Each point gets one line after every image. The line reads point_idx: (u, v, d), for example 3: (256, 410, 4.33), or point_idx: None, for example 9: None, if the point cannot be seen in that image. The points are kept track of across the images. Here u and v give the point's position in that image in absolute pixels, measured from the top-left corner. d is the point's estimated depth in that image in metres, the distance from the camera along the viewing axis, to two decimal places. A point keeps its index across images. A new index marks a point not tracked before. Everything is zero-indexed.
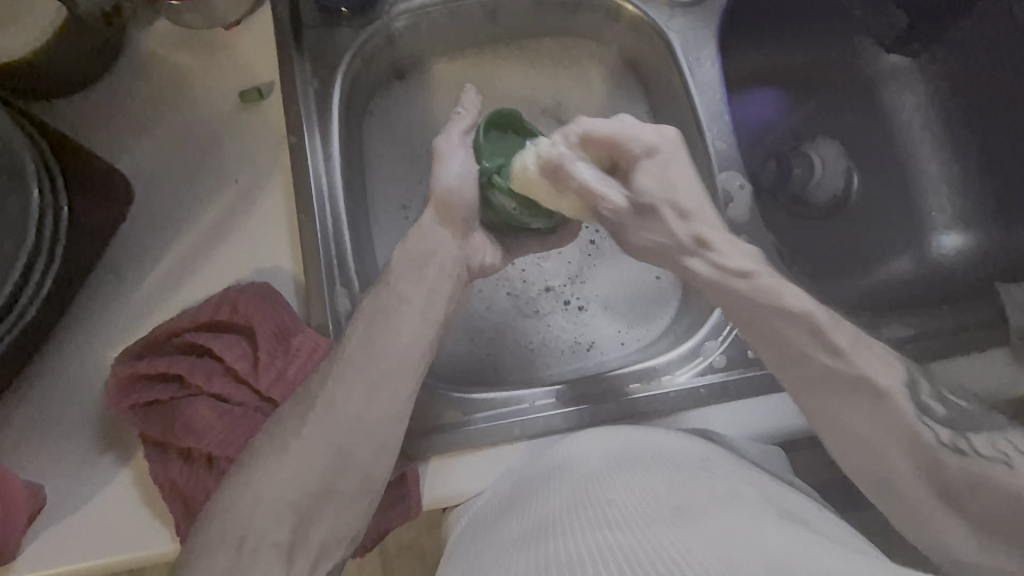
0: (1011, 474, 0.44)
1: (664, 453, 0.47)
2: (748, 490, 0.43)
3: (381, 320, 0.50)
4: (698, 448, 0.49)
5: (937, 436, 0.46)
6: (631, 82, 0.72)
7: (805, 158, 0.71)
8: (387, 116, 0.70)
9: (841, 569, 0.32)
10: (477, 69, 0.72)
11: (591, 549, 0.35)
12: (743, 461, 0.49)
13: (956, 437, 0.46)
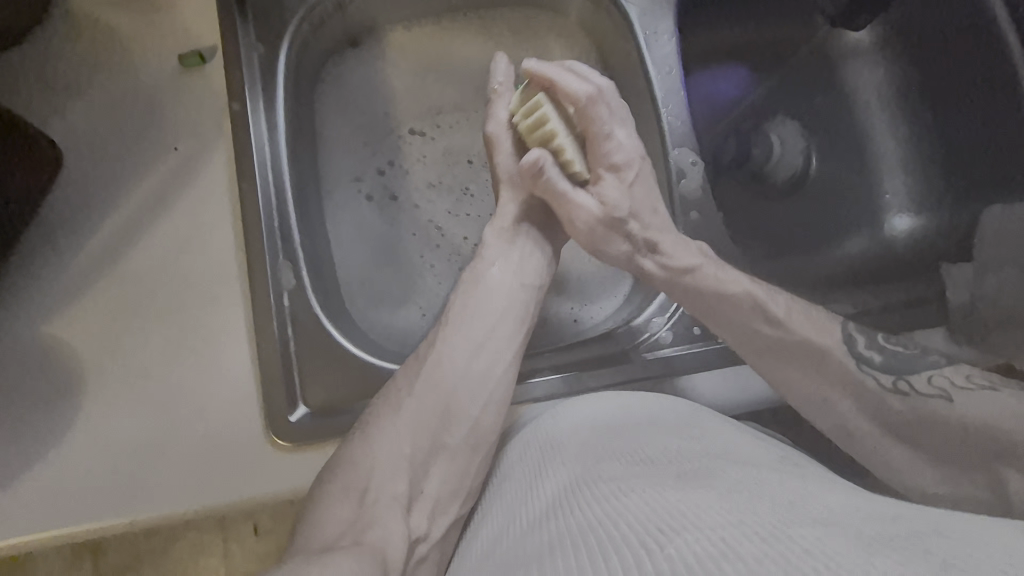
0: (954, 406, 0.45)
1: (654, 415, 0.48)
2: (742, 443, 0.43)
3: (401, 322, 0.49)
4: (682, 409, 0.49)
5: (879, 381, 0.48)
6: (592, 57, 0.70)
7: (766, 137, 0.72)
8: (340, 85, 0.68)
9: (849, 512, 0.33)
10: (435, 38, 0.70)
11: (606, 526, 0.33)
12: (728, 423, 0.49)
13: (897, 379, 0.48)
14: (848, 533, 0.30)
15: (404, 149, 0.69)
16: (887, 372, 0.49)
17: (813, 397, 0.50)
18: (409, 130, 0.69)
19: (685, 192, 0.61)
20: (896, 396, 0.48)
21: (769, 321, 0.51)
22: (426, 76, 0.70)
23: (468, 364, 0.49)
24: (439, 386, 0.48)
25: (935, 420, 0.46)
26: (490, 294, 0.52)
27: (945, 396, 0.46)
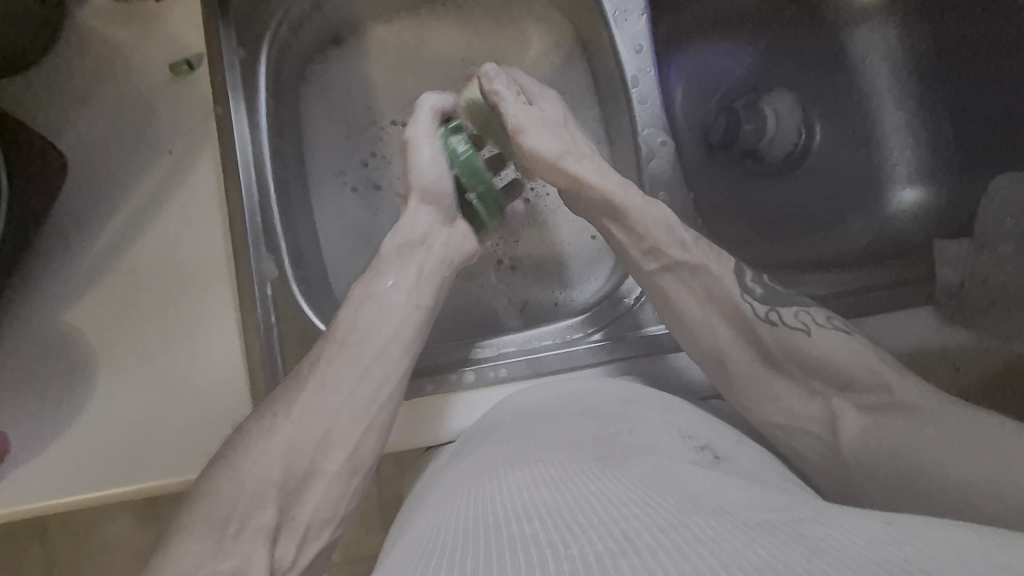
0: (809, 339, 0.49)
1: (586, 407, 0.47)
2: (666, 429, 0.43)
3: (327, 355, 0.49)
4: (624, 392, 0.49)
5: (755, 309, 0.50)
6: (568, 38, 0.71)
7: (759, 114, 0.69)
8: (325, 82, 0.71)
9: (747, 500, 0.33)
10: (414, 32, 0.73)
11: (511, 505, 0.34)
12: (690, 405, 0.49)
13: (771, 310, 0.50)
14: (729, 513, 0.30)
15: (385, 141, 0.72)
16: (762, 303, 0.51)
17: (700, 324, 0.51)
18: (391, 122, 0.72)
19: (652, 172, 0.61)
20: (767, 325, 0.50)
21: (648, 253, 0.52)
22: (405, 69, 0.73)
23: (342, 399, 0.47)
24: (314, 417, 0.46)
25: (798, 355, 0.49)
26: (377, 329, 0.50)
27: (806, 331, 0.49)
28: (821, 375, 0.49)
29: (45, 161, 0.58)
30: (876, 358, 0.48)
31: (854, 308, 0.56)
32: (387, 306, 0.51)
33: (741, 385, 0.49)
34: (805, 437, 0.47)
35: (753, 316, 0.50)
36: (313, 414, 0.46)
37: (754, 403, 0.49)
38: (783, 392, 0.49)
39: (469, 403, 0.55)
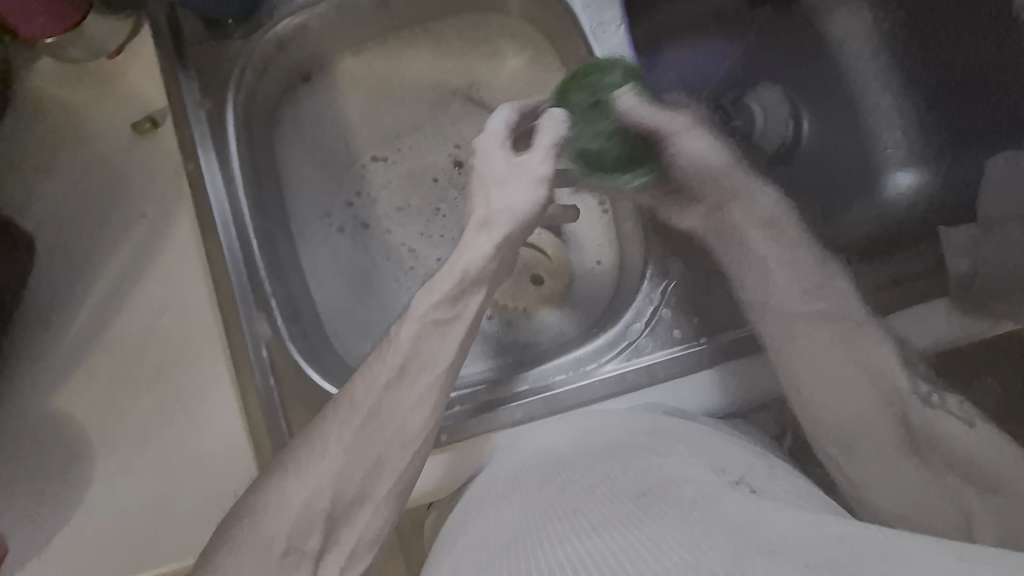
0: (966, 431, 0.47)
1: (612, 441, 0.45)
2: (697, 463, 0.42)
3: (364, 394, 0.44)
4: (647, 422, 0.48)
5: (915, 386, 0.49)
6: (547, 52, 0.68)
7: (746, 109, 0.67)
8: (297, 122, 0.68)
9: (796, 528, 0.31)
10: (385, 61, 0.70)
11: (552, 560, 0.32)
12: (721, 435, 0.48)
13: (932, 391, 0.49)
14: (782, 548, 0.28)
15: (367, 177, 0.69)
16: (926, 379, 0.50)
17: (886, 360, 0.49)
18: (371, 158, 0.69)
19: (651, 188, 0.59)
20: (923, 404, 0.49)
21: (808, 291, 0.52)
22: (379, 100, 0.70)
23: (357, 460, 0.42)
24: (340, 480, 0.42)
25: (937, 444, 0.47)
26: (412, 380, 0.44)
27: (965, 420, 0.48)
28: (952, 464, 0.46)
29: (10, 251, 0.54)
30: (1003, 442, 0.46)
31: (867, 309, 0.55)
32: (416, 355, 0.44)
33: (822, 396, 0.49)
34: (934, 511, 0.44)
35: (912, 393, 0.49)
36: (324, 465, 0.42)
37: (841, 452, 0.48)
38: (905, 470, 0.47)
39: (492, 449, 0.53)
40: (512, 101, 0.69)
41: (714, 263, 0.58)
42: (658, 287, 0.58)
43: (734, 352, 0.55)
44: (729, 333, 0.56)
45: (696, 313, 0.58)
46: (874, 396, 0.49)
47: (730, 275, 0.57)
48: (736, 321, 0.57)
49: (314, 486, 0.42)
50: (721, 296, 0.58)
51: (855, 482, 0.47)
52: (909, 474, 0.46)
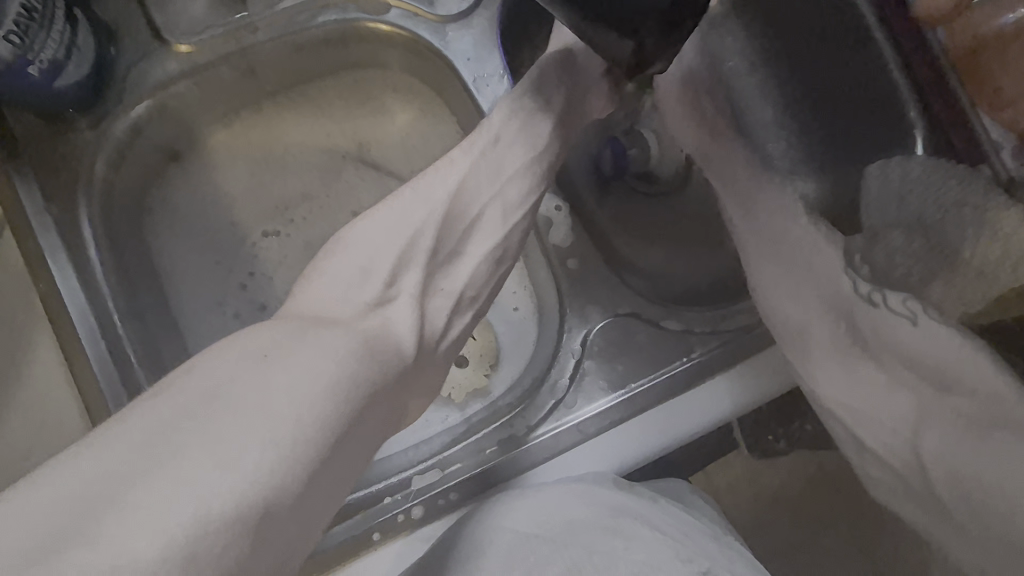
0: (916, 328, 0.42)
1: (571, 520, 0.45)
2: (659, 555, 0.44)
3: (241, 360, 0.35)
4: (613, 502, 0.47)
5: (857, 287, 0.47)
6: (435, 104, 0.65)
7: (637, 138, 0.67)
8: (167, 207, 0.61)
9: None
10: (262, 128, 0.64)
11: None
12: (677, 512, 0.48)
13: (873, 290, 0.46)
14: None
15: (260, 255, 0.62)
16: (867, 281, 0.47)
17: (826, 260, 0.49)
18: (262, 234, 0.63)
19: (555, 241, 0.60)
20: (868, 307, 0.46)
21: (743, 204, 0.54)
22: (262, 171, 0.64)
23: (421, 215, 0.45)
24: (413, 206, 0.46)
25: (885, 338, 0.44)
26: (480, 226, 0.49)
27: (911, 318, 0.43)
28: (923, 371, 0.41)
29: None
30: (981, 356, 0.39)
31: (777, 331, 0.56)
32: (467, 185, 0.48)
33: (817, 363, 0.47)
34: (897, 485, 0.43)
35: (856, 296, 0.47)
36: (404, 206, 0.46)
37: (819, 372, 0.46)
38: (864, 367, 0.44)
39: (425, 536, 0.51)
40: (407, 159, 0.66)
41: (631, 307, 0.57)
42: (579, 339, 0.57)
43: (661, 392, 0.55)
44: (652, 377, 0.55)
45: (620, 359, 0.56)
46: (823, 306, 0.48)
47: (643, 317, 0.57)
48: (660, 362, 0.56)
49: (305, 342, 0.36)
50: (642, 339, 0.56)
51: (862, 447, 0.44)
52: (874, 376, 0.44)
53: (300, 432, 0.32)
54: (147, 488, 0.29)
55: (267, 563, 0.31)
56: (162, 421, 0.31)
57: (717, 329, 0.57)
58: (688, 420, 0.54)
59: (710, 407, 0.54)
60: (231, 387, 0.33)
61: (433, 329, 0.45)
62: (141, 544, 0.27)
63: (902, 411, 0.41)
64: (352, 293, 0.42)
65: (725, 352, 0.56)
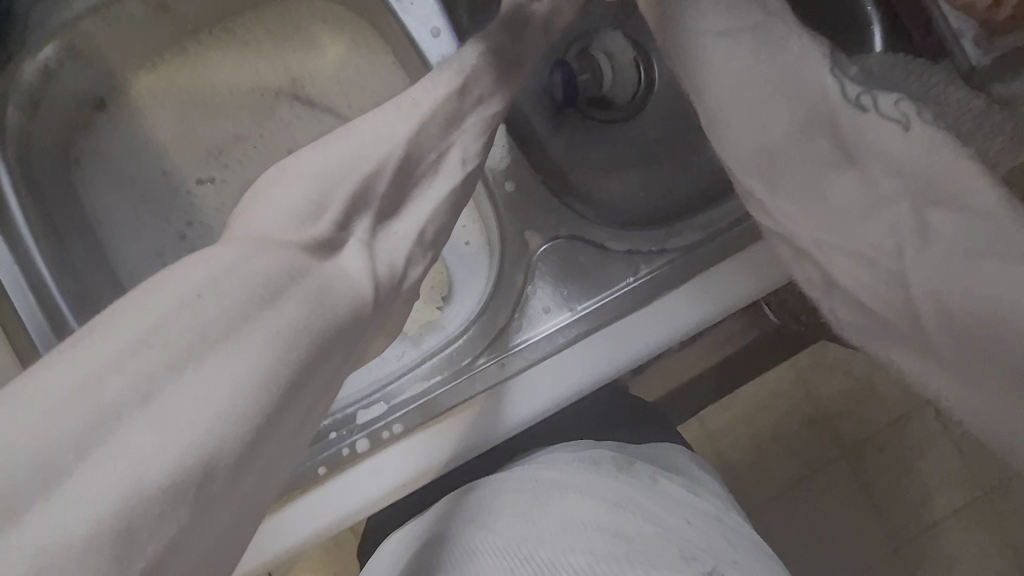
0: (906, 131, 0.33)
1: (574, 521, 0.45)
2: (664, 553, 0.43)
3: (170, 307, 0.28)
4: (610, 487, 0.48)
5: (843, 87, 0.35)
6: (366, 34, 0.63)
7: (591, 61, 0.63)
8: (97, 157, 0.60)
9: None
10: (190, 70, 0.63)
11: None
12: (672, 492, 0.50)
13: (862, 90, 0.35)
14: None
15: (197, 204, 0.61)
16: (856, 84, 0.36)
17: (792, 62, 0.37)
18: (198, 181, 0.62)
19: (493, 164, 0.59)
20: (854, 112, 0.34)
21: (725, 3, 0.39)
22: (192, 114, 0.62)
23: (383, 153, 0.40)
24: (372, 144, 0.40)
25: (872, 144, 0.34)
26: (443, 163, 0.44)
27: (902, 121, 0.33)
28: (918, 187, 0.32)
29: None
30: (987, 186, 0.30)
31: (722, 245, 0.54)
32: (428, 122, 0.43)
33: (790, 193, 0.36)
34: None
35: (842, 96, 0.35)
36: (347, 140, 0.39)
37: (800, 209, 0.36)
38: (839, 177, 0.35)
39: (372, 470, 0.50)
40: (342, 92, 0.63)
41: (571, 230, 0.56)
42: (520, 264, 0.56)
43: (607, 313, 0.54)
44: (598, 299, 0.54)
45: (565, 282, 0.55)
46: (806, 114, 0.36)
47: (588, 238, 0.56)
48: (606, 283, 0.55)
49: (243, 278, 0.29)
50: (587, 260, 0.55)
51: (832, 282, 0.36)
52: (848, 192, 0.34)
53: (248, 390, 0.27)
54: (67, 474, 0.23)
55: (220, 534, 0.27)
56: (82, 378, 0.25)
57: (665, 248, 0.55)
58: (642, 342, 0.52)
59: (665, 328, 0.52)
60: (161, 333, 0.27)
61: (389, 268, 0.37)
62: (66, 531, 0.23)
63: (887, 224, 0.33)
64: (291, 234, 0.33)
65: (674, 270, 0.54)
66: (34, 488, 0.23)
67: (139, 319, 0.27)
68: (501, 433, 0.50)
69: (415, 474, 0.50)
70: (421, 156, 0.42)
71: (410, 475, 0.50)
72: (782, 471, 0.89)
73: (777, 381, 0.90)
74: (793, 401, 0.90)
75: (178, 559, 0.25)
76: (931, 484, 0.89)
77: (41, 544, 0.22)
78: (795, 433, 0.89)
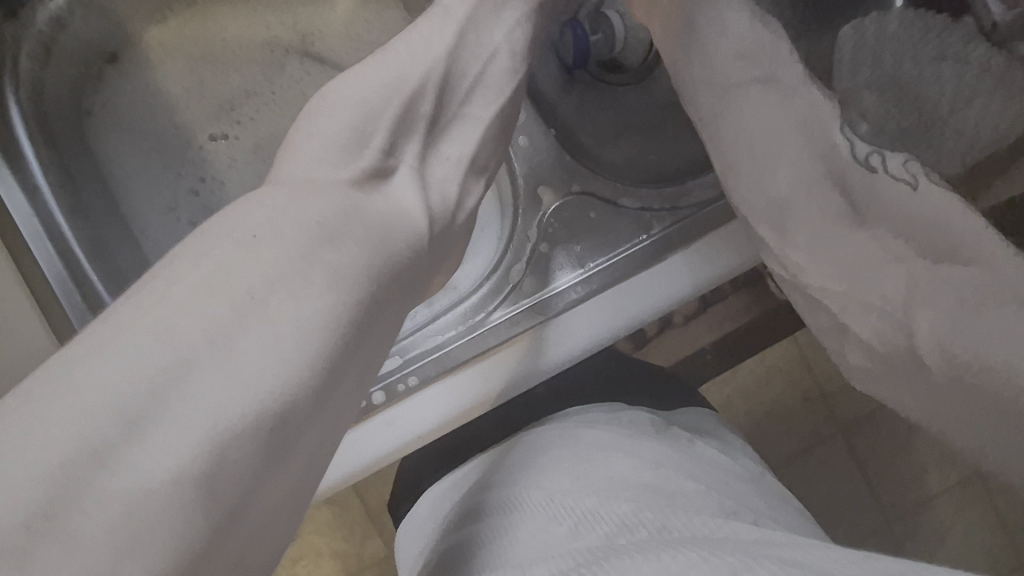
0: (914, 193, 0.38)
1: (617, 478, 0.44)
2: (706, 504, 0.42)
3: (233, 245, 0.27)
4: (651, 448, 0.47)
5: (855, 149, 0.41)
6: None
7: (603, 22, 0.61)
8: (108, 110, 0.60)
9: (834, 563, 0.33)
10: (199, 24, 0.62)
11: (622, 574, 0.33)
12: (712, 463, 0.49)
13: (871, 154, 0.41)
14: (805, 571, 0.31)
15: (207, 160, 0.61)
16: (869, 144, 0.42)
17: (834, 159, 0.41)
18: (208, 136, 0.62)
19: None
20: (864, 173, 0.40)
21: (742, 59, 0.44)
22: (202, 68, 0.62)
23: (421, 85, 0.39)
24: (412, 62, 0.39)
25: (878, 206, 0.40)
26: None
27: (911, 183, 0.39)
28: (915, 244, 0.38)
29: None
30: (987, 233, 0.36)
31: (734, 203, 0.55)
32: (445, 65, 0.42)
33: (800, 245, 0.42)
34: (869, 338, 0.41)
35: (853, 157, 0.41)
36: (401, 60, 0.39)
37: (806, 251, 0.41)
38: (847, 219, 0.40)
39: (390, 420, 0.51)
40: (353, 48, 0.62)
41: (583, 185, 0.57)
42: (533, 221, 0.56)
43: (617, 270, 0.54)
44: (611, 256, 0.55)
45: (578, 240, 0.55)
46: (820, 170, 0.41)
47: (600, 196, 0.56)
48: (619, 239, 0.55)
49: (296, 218, 0.29)
50: (600, 219, 0.56)
51: None
52: (866, 249, 0.39)
53: (319, 334, 0.26)
54: (154, 410, 0.23)
55: (297, 466, 0.27)
56: (156, 319, 0.24)
57: (677, 207, 0.55)
58: (657, 296, 0.52)
59: (679, 284, 0.53)
60: (227, 278, 0.26)
61: (442, 199, 0.37)
62: (162, 464, 0.23)
63: (899, 281, 0.37)
64: (341, 166, 0.33)
65: (686, 228, 0.54)
66: (120, 429, 0.23)
67: (211, 257, 0.27)
68: (538, 369, 0.51)
69: (432, 425, 0.51)
70: (467, 83, 0.42)
71: (434, 423, 0.51)
72: (779, 443, 0.90)
73: (778, 356, 0.89)
74: (794, 377, 0.90)
75: (256, 504, 0.25)
76: (925, 459, 0.91)
77: (138, 480, 0.22)
78: (794, 406, 0.90)
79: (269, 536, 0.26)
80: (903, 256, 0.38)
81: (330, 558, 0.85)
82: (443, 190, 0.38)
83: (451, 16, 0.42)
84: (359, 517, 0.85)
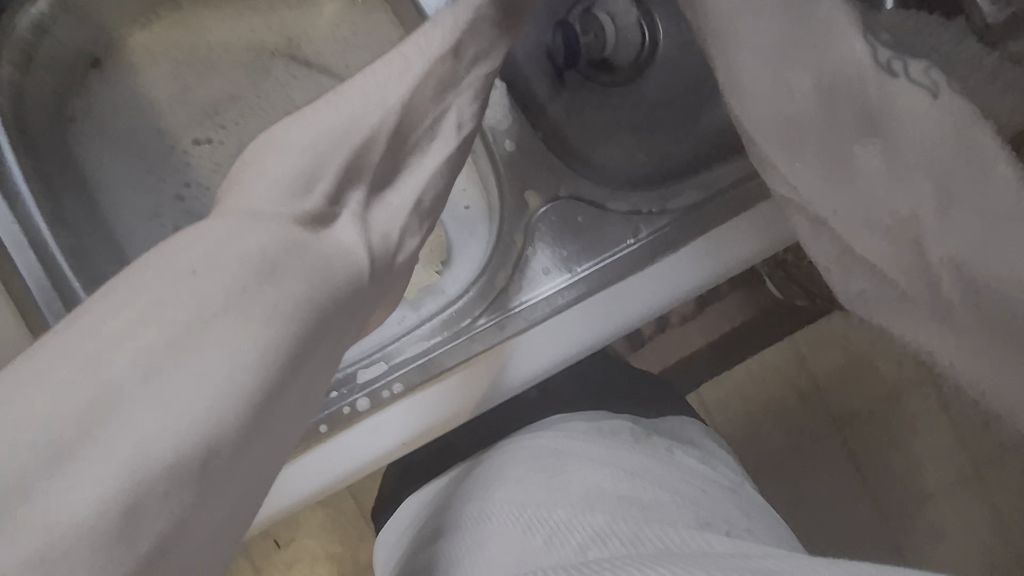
0: (936, 101, 0.38)
1: (591, 488, 0.44)
2: (679, 516, 0.41)
3: (166, 284, 0.27)
4: (625, 458, 0.47)
5: (876, 53, 0.40)
6: None
7: (593, 22, 0.60)
8: (92, 115, 0.60)
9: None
10: (183, 28, 0.62)
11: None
12: (689, 471, 0.48)
13: (893, 57, 0.40)
14: None
15: (193, 164, 0.61)
16: (891, 49, 0.40)
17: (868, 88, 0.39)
18: (193, 141, 0.61)
19: (492, 122, 0.58)
20: (885, 76, 0.39)
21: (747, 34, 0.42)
22: (186, 73, 0.62)
23: (378, 118, 0.39)
24: (366, 109, 0.39)
25: (902, 115, 0.38)
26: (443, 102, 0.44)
27: (933, 88, 0.38)
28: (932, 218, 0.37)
29: None
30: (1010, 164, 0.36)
31: (725, 203, 0.54)
32: (418, 67, 0.42)
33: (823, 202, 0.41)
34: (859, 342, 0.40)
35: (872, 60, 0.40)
36: (352, 107, 0.39)
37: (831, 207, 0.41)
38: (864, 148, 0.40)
39: (371, 429, 0.50)
40: (338, 52, 0.62)
41: (571, 188, 0.56)
42: (520, 225, 0.56)
43: (603, 275, 0.53)
44: (598, 260, 0.54)
45: (566, 244, 0.55)
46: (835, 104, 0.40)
47: (589, 198, 0.56)
48: (605, 244, 0.54)
49: (236, 253, 0.29)
50: (588, 222, 0.55)
51: None
52: (876, 165, 0.39)
53: (249, 368, 0.27)
54: (75, 452, 0.23)
55: (235, 496, 0.27)
56: (86, 357, 0.25)
57: (666, 208, 0.55)
58: (642, 301, 0.52)
59: (659, 292, 0.52)
60: (164, 309, 0.26)
61: (384, 239, 0.37)
62: (82, 505, 0.23)
63: (910, 203, 0.38)
64: (284, 206, 0.33)
65: (676, 229, 0.54)
66: (41, 471, 0.23)
67: (143, 297, 0.27)
68: (502, 388, 0.52)
69: (413, 433, 0.51)
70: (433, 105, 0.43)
71: (417, 430, 0.51)
72: (772, 444, 0.89)
73: (773, 357, 0.89)
74: (788, 376, 0.89)
75: (193, 533, 0.25)
76: (923, 459, 0.90)
77: (60, 520, 0.23)
78: (789, 407, 0.89)
79: (214, 560, 0.27)
80: (917, 178, 0.38)
81: (323, 562, 0.84)
82: (386, 233, 0.38)
83: (408, 55, 0.42)
84: (352, 520, 0.84)
